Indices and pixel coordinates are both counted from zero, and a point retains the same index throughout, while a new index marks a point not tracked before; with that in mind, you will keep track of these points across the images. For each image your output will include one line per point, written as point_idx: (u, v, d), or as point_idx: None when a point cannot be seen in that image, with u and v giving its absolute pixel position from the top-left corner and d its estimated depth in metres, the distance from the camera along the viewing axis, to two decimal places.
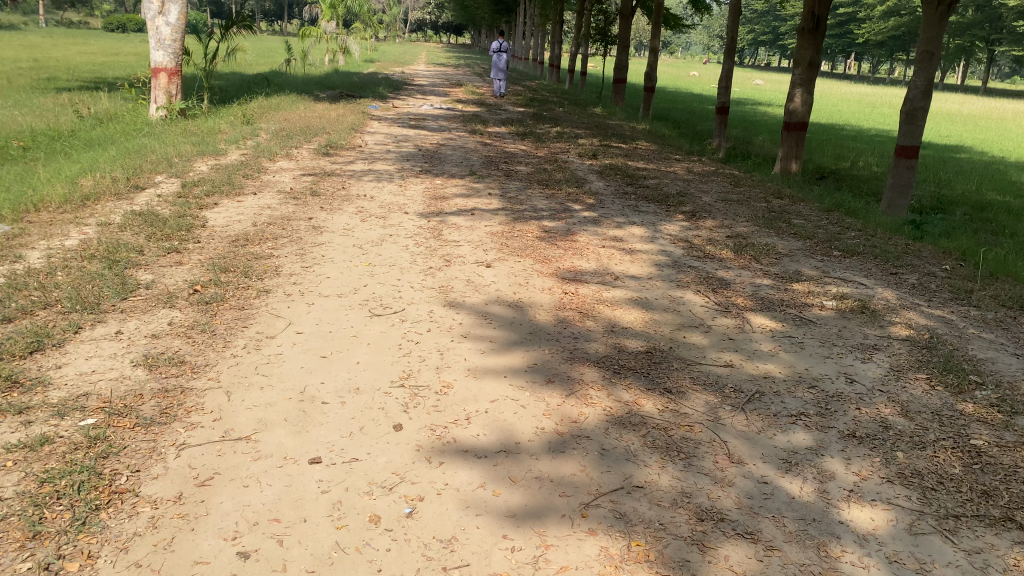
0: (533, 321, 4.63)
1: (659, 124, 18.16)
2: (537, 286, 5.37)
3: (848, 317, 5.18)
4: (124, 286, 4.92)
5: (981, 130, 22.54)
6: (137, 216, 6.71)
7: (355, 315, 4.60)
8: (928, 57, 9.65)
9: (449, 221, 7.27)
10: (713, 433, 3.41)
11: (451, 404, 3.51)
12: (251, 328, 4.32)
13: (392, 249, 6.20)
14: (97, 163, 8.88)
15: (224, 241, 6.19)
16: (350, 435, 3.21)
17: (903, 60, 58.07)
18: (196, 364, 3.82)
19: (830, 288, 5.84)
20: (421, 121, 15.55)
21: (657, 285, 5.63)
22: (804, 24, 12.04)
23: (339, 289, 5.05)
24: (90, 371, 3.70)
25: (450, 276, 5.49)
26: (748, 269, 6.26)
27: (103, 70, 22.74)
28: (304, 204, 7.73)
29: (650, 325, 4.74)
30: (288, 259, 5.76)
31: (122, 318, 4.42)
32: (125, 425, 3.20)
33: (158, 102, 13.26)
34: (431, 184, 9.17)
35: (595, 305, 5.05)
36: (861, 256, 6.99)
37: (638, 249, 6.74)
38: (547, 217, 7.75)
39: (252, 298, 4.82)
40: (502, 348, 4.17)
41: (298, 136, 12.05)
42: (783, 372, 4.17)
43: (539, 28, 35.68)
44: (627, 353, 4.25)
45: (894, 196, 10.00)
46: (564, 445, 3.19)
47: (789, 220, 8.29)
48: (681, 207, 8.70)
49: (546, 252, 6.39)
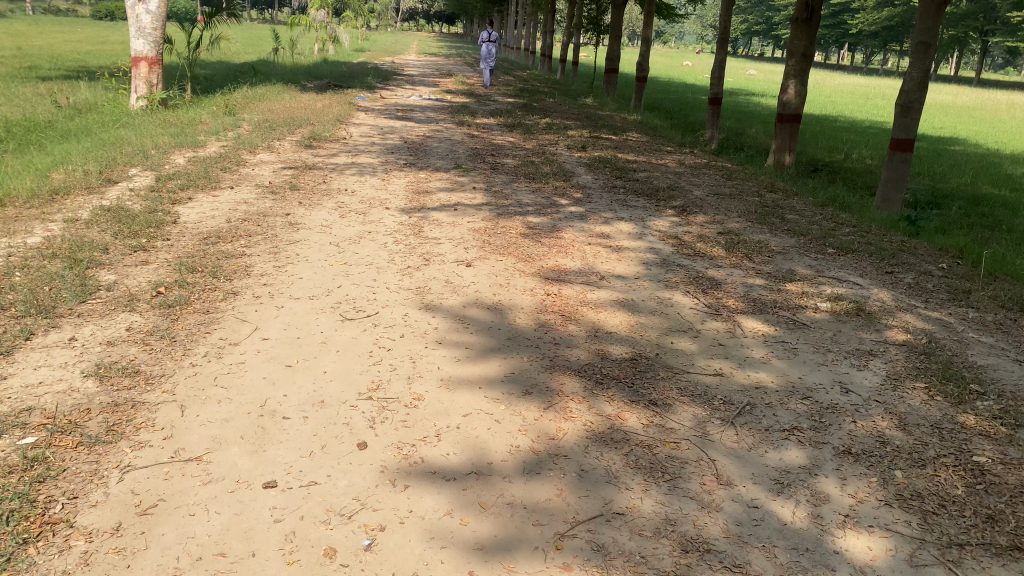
0: (513, 326, 4.41)
1: (651, 115, 17.90)
2: (519, 287, 5.15)
3: (843, 320, 4.98)
4: (83, 287, 4.67)
5: (976, 121, 22.37)
6: (106, 211, 6.45)
7: (325, 319, 4.36)
8: (923, 48, 9.43)
9: (431, 217, 7.04)
10: (701, 451, 3.21)
11: (421, 419, 3.29)
12: (214, 333, 4.09)
13: (370, 247, 5.96)
14: (69, 155, 8.61)
15: (195, 238, 5.94)
16: (311, 455, 2.99)
17: (897, 50, 57.93)
18: (151, 375, 3.59)
19: (824, 288, 5.63)
20: (408, 112, 15.31)
21: (645, 285, 5.41)
22: (798, 13, 11.77)
23: (311, 291, 4.82)
24: (36, 383, 3.46)
25: (428, 276, 5.26)
26: (739, 268, 6.05)
27: (87, 59, 22.42)
28: (283, 199, 7.48)
29: (636, 330, 4.52)
30: (260, 258, 5.51)
31: (78, 324, 4.17)
32: (67, 444, 2.97)
33: (139, 92, 12.93)
34: (415, 177, 8.94)
35: (579, 308, 4.83)
36: (855, 254, 6.78)
37: (626, 246, 6.52)
38: (532, 212, 7.52)
39: (218, 301, 4.58)
40: (477, 356, 3.95)
41: (282, 128, 11.78)
42: (775, 381, 3.96)
43: (530, 18, 35.29)
44: (611, 361, 4.03)
45: (888, 191, 9.81)
46: (539, 466, 2.98)
47: (782, 216, 8.09)
48: (671, 202, 8.48)
49: (529, 249, 6.17)
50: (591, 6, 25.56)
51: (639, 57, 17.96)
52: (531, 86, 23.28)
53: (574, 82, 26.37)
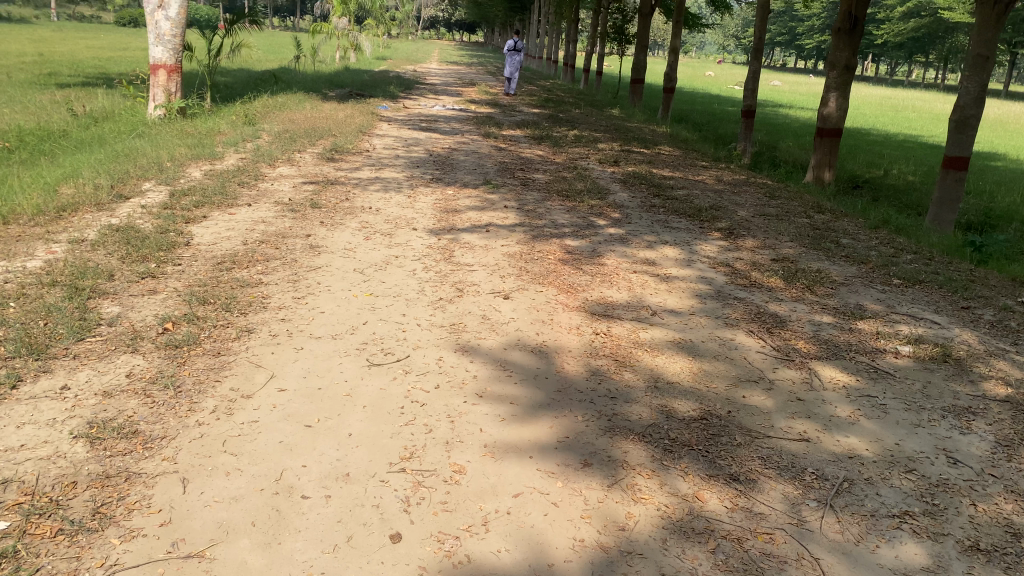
0: (562, 374, 3.88)
1: (681, 127, 17.39)
2: (564, 324, 4.63)
3: (929, 368, 4.41)
4: (82, 322, 4.19)
5: (1016, 135, 21.59)
6: (114, 230, 5.99)
7: (350, 364, 3.85)
8: (981, 61, 8.78)
9: (462, 240, 6.55)
10: (801, 546, 2.69)
11: (464, 501, 2.77)
12: (225, 382, 3.59)
13: (397, 275, 5.46)
14: (80, 168, 8.18)
15: (208, 263, 5.47)
16: (334, 549, 2.48)
17: (924, 63, 57.02)
18: (151, 436, 3.09)
19: (900, 328, 5.08)
20: (432, 123, 14.87)
21: (703, 323, 4.87)
22: (839, 24, 11.14)
23: (333, 329, 4.32)
24: (17, 447, 2.97)
25: (462, 310, 4.76)
26: (802, 302, 5.51)
27: (108, 65, 22.21)
28: (303, 218, 7.01)
29: (701, 379, 3.99)
30: (277, 287, 5.02)
31: (72, 368, 3.68)
32: (44, 533, 2.47)
33: (157, 100, 12.53)
34: (443, 194, 8.45)
35: (634, 352, 4.29)
36: (923, 286, 6.21)
37: (674, 274, 5.99)
38: (570, 234, 6.99)
39: (231, 340, 4.09)
40: (525, 414, 3.42)
41: (303, 139, 11.35)
42: (870, 450, 3.41)
43: (554, 26, 34.91)
44: (678, 421, 3.49)
45: (942, 211, 9.21)
46: (611, 568, 2.46)
47: (837, 240, 7.53)
48: (716, 223, 7.93)
49: (570, 278, 5.65)
50: (616, 14, 25.06)
51: (668, 67, 17.35)
52: (555, 97, 22.81)
53: (599, 92, 25.87)
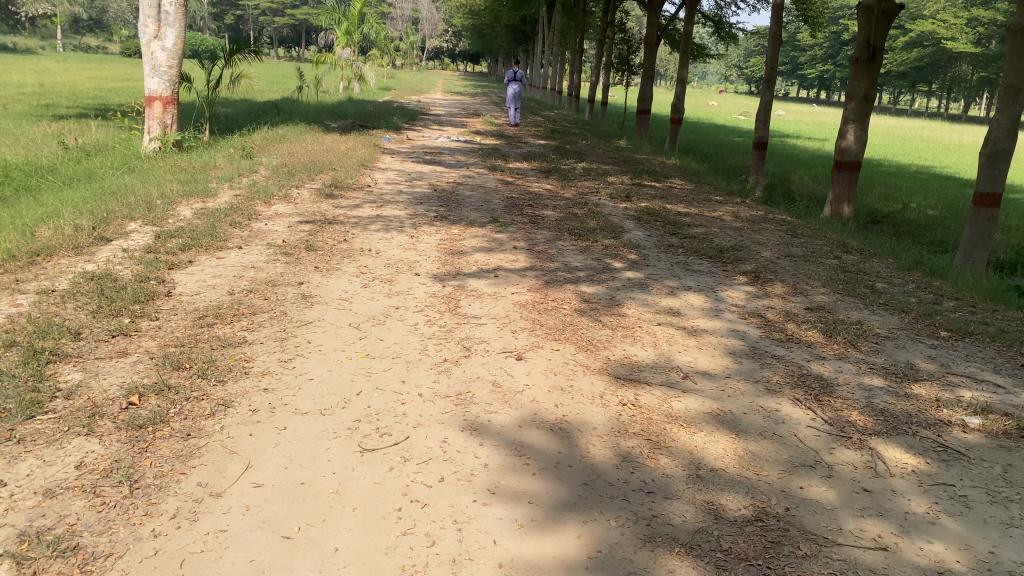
0: (588, 461, 3.32)
1: (690, 158, 16.94)
2: (585, 393, 4.06)
3: (1005, 446, 3.84)
4: (34, 395, 3.63)
5: None
6: (89, 279, 5.47)
7: (339, 450, 3.30)
8: (1013, 92, 8.25)
9: (468, 287, 6.03)
10: None
11: None
12: (191, 477, 3.04)
13: (397, 330, 4.92)
14: (62, 208, 7.68)
15: (188, 318, 4.94)
16: None
17: (927, 92, 56.97)
18: (92, 555, 2.53)
19: (961, 393, 4.52)
20: (436, 155, 14.43)
21: (741, 389, 4.32)
22: (857, 54, 10.70)
23: (323, 403, 3.76)
24: None
25: (471, 375, 4.21)
26: (847, 360, 4.96)
27: (107, 96, 21.83)
28: (297, 263, 6.49)
29: (748, 465, 3.43)
30: (262, 348, 4.48)
31: (13, 457, 3.11)
32: None
33: (152, 132, 12.07)
34: (447, 233, 7.95)
35: (668, 428, 3.72)
36: (973, 339, 5.66)
37: (702, 327, 5.45)
38: (584, 279, 6.45)
39: (204, 419, 3.53)
40: (547, 519, 2.86)
41: (301, 173, 10.87)
42: (961, 562, 2.83)
43: (558, 55, 34.63)
44: (729, 524, 2.94)
45: (972, 249, 8.66)
46: None
47: (871, 285, 6.99)
48: (740, 266, 7.41)
49: (589, 333, 5.10)
50: (621, 45, 24.73)
51: (676, 98, 16.92)
52: (560, 128, 22.38)
53: (604, 123, 25.52)
